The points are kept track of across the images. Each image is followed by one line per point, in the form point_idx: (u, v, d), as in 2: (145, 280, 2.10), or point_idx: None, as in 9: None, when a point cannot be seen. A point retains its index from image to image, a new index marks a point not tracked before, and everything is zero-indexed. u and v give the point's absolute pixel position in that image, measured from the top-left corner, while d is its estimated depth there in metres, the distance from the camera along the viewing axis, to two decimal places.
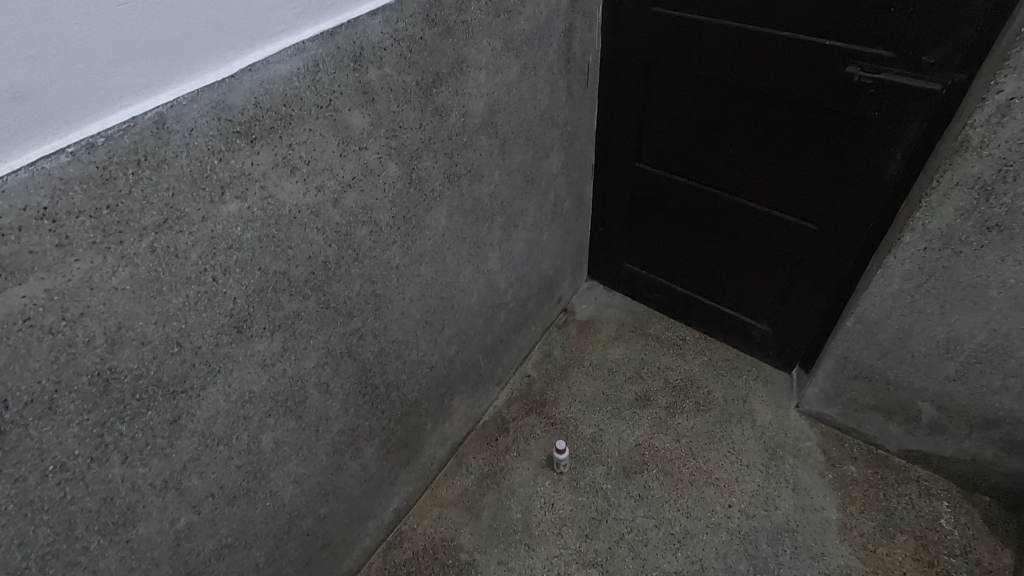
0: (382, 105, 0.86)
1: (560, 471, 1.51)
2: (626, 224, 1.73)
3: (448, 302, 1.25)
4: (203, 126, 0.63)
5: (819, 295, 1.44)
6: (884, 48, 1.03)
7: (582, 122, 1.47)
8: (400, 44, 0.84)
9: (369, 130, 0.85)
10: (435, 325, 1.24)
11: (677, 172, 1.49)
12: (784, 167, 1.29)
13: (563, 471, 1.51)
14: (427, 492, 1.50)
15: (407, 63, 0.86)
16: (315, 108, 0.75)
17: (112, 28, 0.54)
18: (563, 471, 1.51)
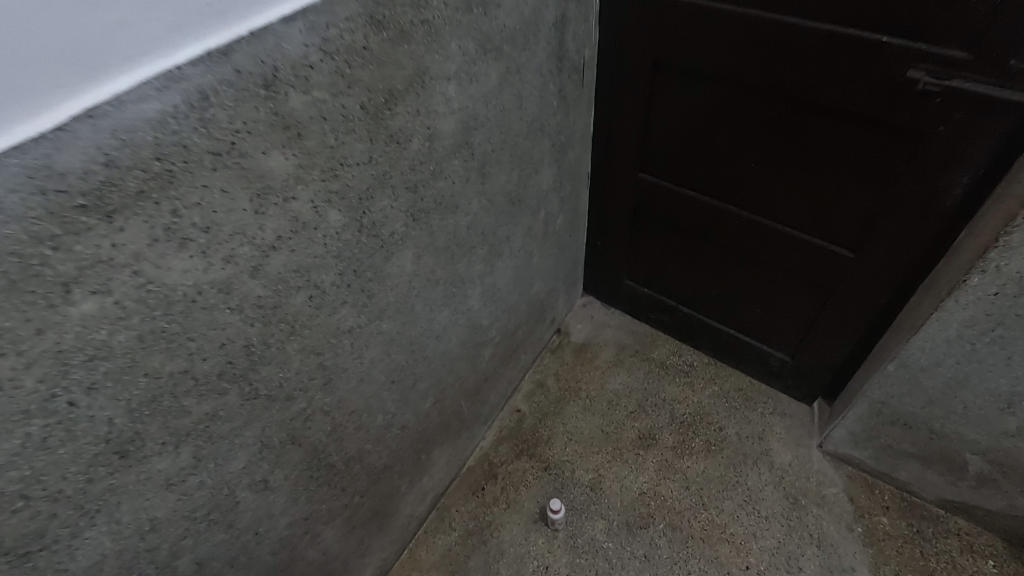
0: (313, 140, 0.64)
1: (556, 527, 1.34)
2: (626, 239, 1.52)
3: (420, 354, 1.05)
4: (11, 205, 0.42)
5: (849, 328, 1.25)
6: (959, 48, 0.82)
7: (576, 128, 1.26)
8: (333, 58, 0.62)
9: (297, 174, 0.64)
10: (404, 382, 1.04)
11: (687, 184, 1.28)
12: (818, 185, 1.09)
13: (559, 527, 1.34)
14: (405, 555, 1.33)
15: (345, 79, 0.64)
16: (208, 155, 0.54)
17: None
18: (559, 527, 1.34)
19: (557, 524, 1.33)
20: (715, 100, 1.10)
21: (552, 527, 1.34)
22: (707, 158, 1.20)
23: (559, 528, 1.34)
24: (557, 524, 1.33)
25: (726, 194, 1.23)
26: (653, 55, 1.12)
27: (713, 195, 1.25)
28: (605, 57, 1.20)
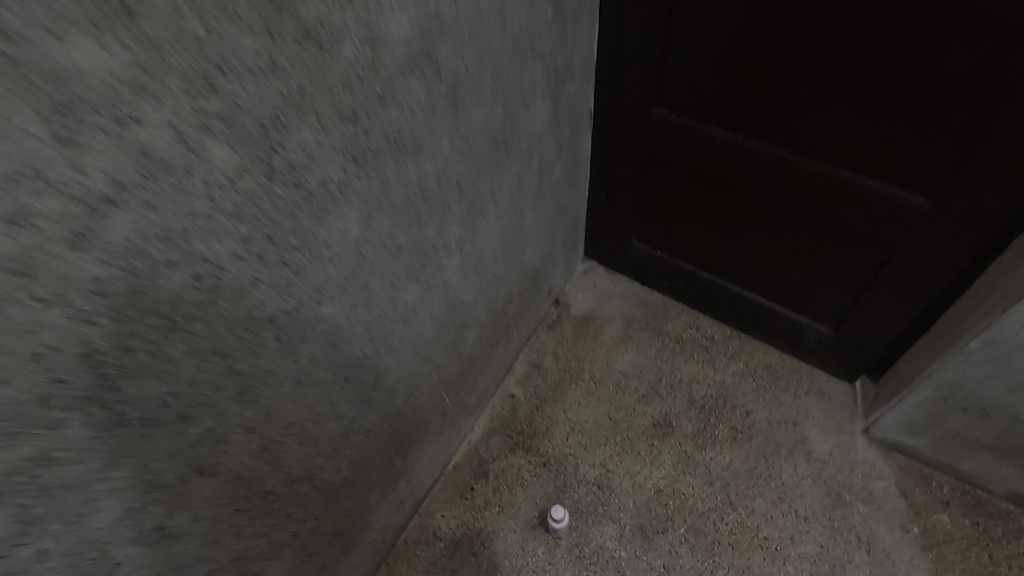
0: (157, 21, 0.39)
1: (558, 533, 1.15)
2: (636, 194, 1.28)
3: (382, 342, 0.82)
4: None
5: (912, 295, 1.03)
6: None
7: (575, 51, 1.00)
8: None
9: (134, 78, 0.40)
10: (362, 379, 0.82)
11: (714, 122, 1.04)
12: (895, 112, 0.84)
13: (561, 533, 1.15)
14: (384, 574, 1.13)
15: None
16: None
17: None
18: (561, 534, 1.15)
19: (559, 530, 1.14)
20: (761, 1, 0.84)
21: (554, 535, 1.15)
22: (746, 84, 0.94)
23: (561, 535, 1.15)
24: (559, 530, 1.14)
25: (767, 130, 0.98)
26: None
27: (750, 133, 1.00)
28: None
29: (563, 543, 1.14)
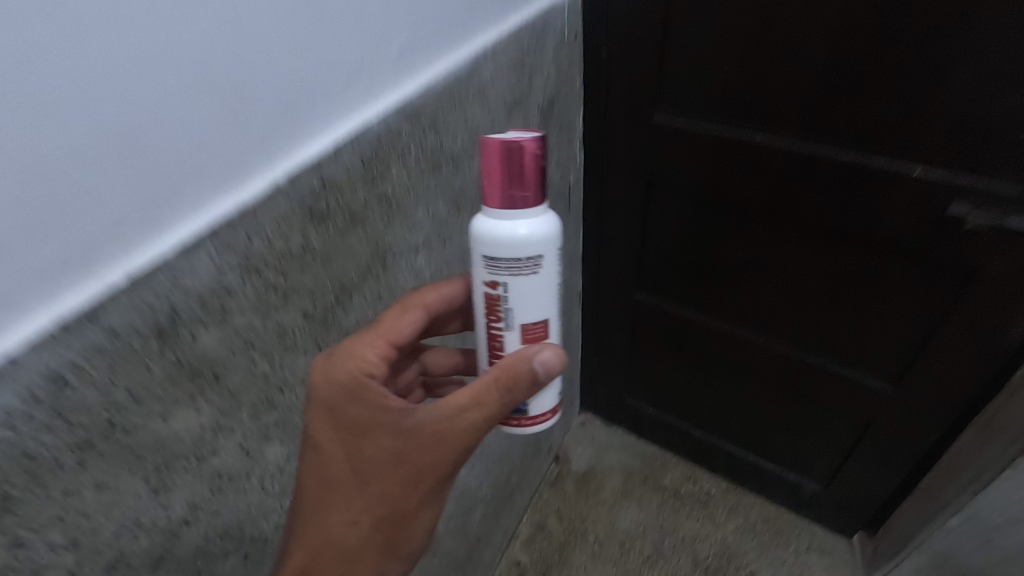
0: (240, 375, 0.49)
1: (507, 321, 0.50)
2: (626, 344, 1.33)
3: None
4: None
5: (888, 470, 1.10)
6: (1007, 181, 0.70)
7: (566, 254, 1.12)
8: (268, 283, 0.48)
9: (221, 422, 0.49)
10: None
11: (684, 308, 1.15)
12: (842, 312, 0.95)
13: (513, 286, 0.49)
14: None
15: (278, 293, 0.50)
16: (103, 416, 0.39)
17: None
18: (509, 305, 0.49)
19: (498, 259, 0.48)
20: (736, 172, 0.90)
21: (486, 286, 0.50)
22: (723, 193, 0.94)
23: (509, 289, 0.49)
24: (498, 257, 0.48)
25: (745, 292, 1.04)
26: (667, 120, 0.92)
27: (736, 291, 1.05)
28: (590, 139, 1.03)
29: (536, 409, 0.54)
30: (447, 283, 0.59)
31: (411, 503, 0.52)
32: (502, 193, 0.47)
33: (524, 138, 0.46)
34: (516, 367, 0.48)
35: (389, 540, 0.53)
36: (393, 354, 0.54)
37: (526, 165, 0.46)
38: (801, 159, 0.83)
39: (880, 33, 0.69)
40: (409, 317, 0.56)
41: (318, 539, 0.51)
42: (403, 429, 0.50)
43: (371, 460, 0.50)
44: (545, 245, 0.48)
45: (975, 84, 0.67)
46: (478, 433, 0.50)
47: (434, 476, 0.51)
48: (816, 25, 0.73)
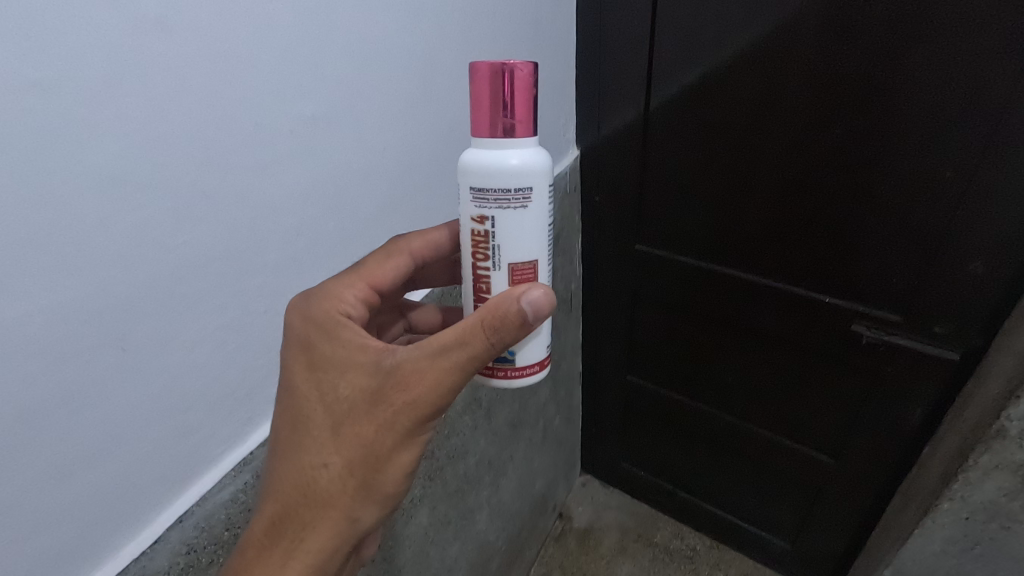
0: None
1: (494, 260, 0.52)
2: (619, 417, 1.57)
3: None
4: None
5: (840, 527, 1.31)
6: (888, 310, 0.98)
7: (568, 343, 1.37)
8: None
9: None
10: None
11: (667, 389, 1.40)
12: (789, 398, 1.20)
13: (501, 220, 0.50)
14: None
15: None
16: None
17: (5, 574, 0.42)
18: (496, 240, 0.51)
19: (485, 189, 0.49)
20: (699, 290, 1.18)
21: (473, 222, 0.51)
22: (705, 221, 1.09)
23: (496, 225, 0.50)
24: (485, 186, 0.49)
25: (712, 380, 1.29)
26: (645, 251, 1.21)
27: (706, 377, 1.30)
28: (588, 258, 1.31)
29: (524, 359, 0.53)
30: (435, 229, 0.62)
31: (389, 442, 0.50)
32: (492, 122, 0.48)
33: (512, 66, 0.47)
34: (505, 308, 0.48)
35: (365, 482, 0.50)
36: (372, 297, 0.58)
37: (515, 93, 0.47)
38: (744, 286, 1.11)
39: (789, 205, 0.98)
40: (394, 261, 0.60)
41: (290, 484, 0.50)
42: (382, 367, 0.50)
43: (345, 398, 0.50)
44: (533, 176, 0.49)
45: (880, 195, 0.89)
46: (464, 374, 0.49)
47: (414, 415, 0.49)
48: (777, 97, 0.91)
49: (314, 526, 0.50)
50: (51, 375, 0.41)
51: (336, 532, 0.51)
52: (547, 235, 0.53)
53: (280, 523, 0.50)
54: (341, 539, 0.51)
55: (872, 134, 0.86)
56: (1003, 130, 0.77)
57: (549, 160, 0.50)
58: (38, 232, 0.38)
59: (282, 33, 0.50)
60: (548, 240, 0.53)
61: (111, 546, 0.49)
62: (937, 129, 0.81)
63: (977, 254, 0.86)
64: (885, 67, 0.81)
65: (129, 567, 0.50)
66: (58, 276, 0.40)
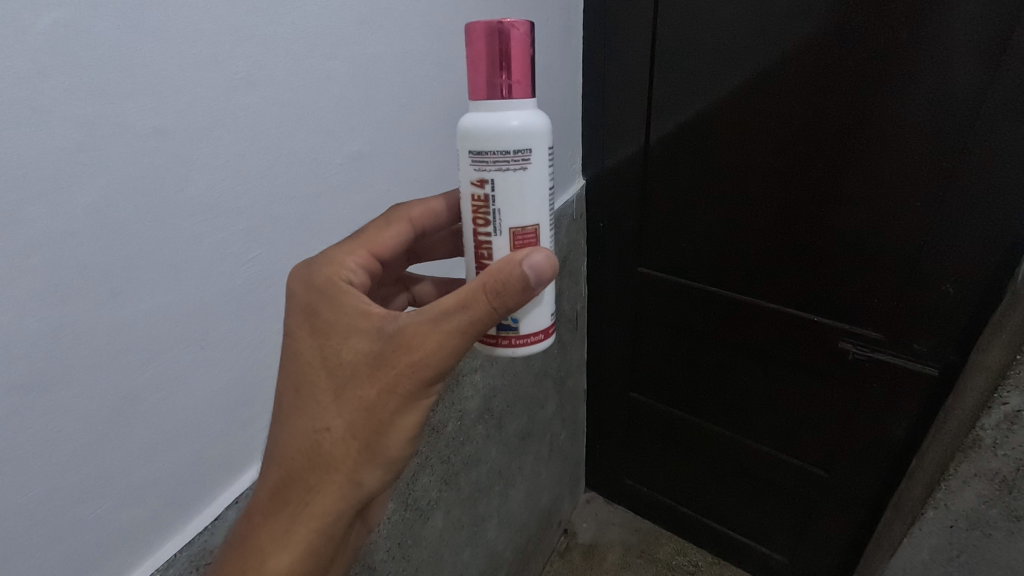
0: None
1: (495, 225, 0.53)
2: (622, 433, 1.63)
3: None
4: (178, 560, 0.55)
5: (836, 540, 1.36)
6: (872, 328, 1.06)
7: (573, 361, 1.45)
8: None
9: None
10: None
11: (668, 406, 1.47)
12: (784, 413, 1.27)
13: (501, 184, 0.51)
14: None
15: None
16: None
17: (107, 534, 0.49)
18: (495, 203, 0.52)
19: (485, 152, 0.50)
20: (696, 309, 1.26)
21: (474, 186, 0.53)
22: (702, 236, 1.17)
23: (496, 186, 0.52)
24: (485, 147, 0.50)
25: (710, 396, 1.36)
26: (646, 272, 1.29)
27: (705, 393, 1.37)
28: (592, 280, 1.39)
29: (527, 326, 0.56)
30: (436, 198, 0.65)
31: (391, 405, 0.52)
32: (490, 82, 0.50)
33: (509, 26, 0.48)
34: (507, 272, 0.49)
35: (367, 446, 0.52)
36: (374, 265, 0.61)
37: (512, 53, 0.48)
38: (739, 305, 1.19)
39: (778, 231, 1.07)
40: (394, 229, 0.62)
41: (295, 448, 0.53)
42: (385, 332, 0.52)
43: (348, 363, 0.52)
44: (532, 137, 0.51)
45: (863, 212, 0.97)
46: (465, 338, 0.50)
47: (417, 378, 0.51)
48: (768, 123, 0.99)
49: (320, 489, 0.53)
50: (149, 366, 0.48)
51: (341, 495, 0.53)
52: (546, 199, 0.54)
53: (287, 486, 0.53)
54: (346, 501, 0.53)
55: (854, 156, 0.94)
56: (965, 166, 0.86)
57: (547, 121, 0.51)
58: (150, 246, 0.46)
59: (336, 83, 0.60)
60: (549, 204, 0.55)
61: (182, 520, 0.56)
62: (908, 164, 0.90)
63: (949, 277, 0.94)
64: (860, 108, 0.90)
65: (194, 541, 0.56)
66: (161, 283, 0.48)
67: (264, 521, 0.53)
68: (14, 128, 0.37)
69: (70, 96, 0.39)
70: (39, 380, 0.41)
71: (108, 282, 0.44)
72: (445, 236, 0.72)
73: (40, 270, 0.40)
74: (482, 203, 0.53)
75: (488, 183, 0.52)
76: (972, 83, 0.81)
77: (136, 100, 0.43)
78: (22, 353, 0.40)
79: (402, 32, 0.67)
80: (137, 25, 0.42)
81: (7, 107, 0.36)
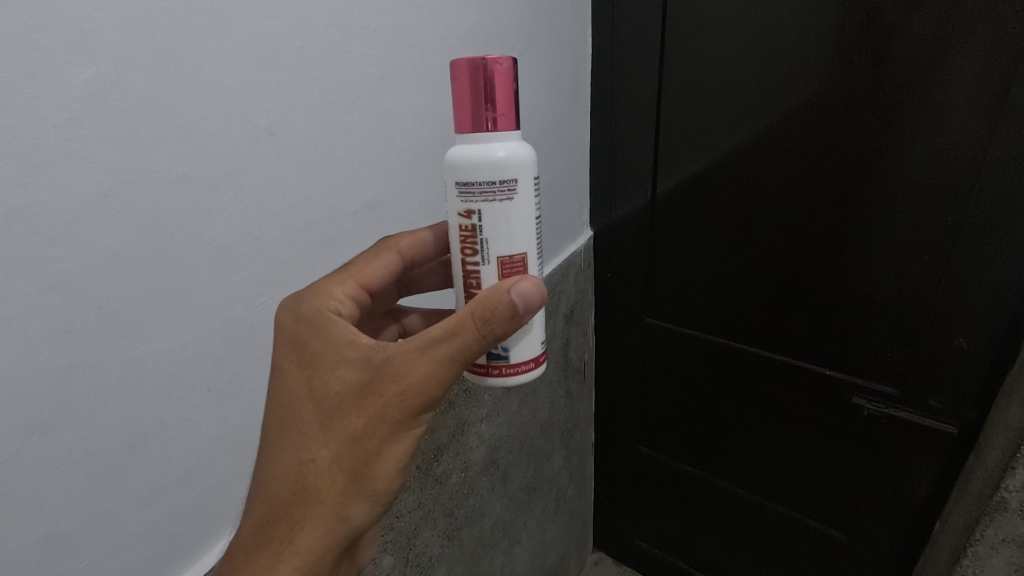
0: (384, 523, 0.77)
1: (483, 255, 0.54)
2: (632, 491, 1.57)
3: None
4: None
5: None
6: (886, 384, 1.04)
7: (580, 412, 1.42)
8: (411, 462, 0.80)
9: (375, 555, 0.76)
10: None
11: (677, 460, 1.43)
12: (797, 469, 1.22)
13: (487, 214, 0.53)
14: None
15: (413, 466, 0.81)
16: None
17: None
18: (482, 233, 0.54)
19: (470, 183, 0.52)
20: (706, 362, 1.24)
21: (461, 216, 0.54)
22: (709, 285, 1.17)
23: (482, 216, 0.53)
24: (470, 179, 0.52)
25: (721, 451, 1.32)
26: (655, 322, 1.29)
27: (716, 447, 1.33)
28: (600, 329, 1.39)
29: (519, 355, 0.56)
30: (422, 229, 0.66)
31: (378, 435, 0.52)
32: (475, 115, 0.51)
33: (492, 61, 0.50)
34: (496, 299, 0.49)
35: (354, 478, 0.52)
36: (361, 296, 0.61)
37: (495, 87, 0.50)
38: (748, 359, 1.18)
39: (784, 284, 1.07)
40: (382, 260, 0.63)
41: (280, 482, 0.52)
42: (373, 361, 0.52)
43: (336, 393, 0.53)
44: (516, 166, 0.52)
45: (869, 263, 0.98)
46: (454, 366, 0.50)
47: (404, 407, 0.51)
48: (772, 176, 1.01)
49: (305, 524, 0.52)
50: (156, 408, 0.49)
51: (326, 531, 0.52)
52: (534, 229, 0.55)
53: (270, 523, 0.52)
54: (332, 538, 0.52)
55: (858, 209, 0.95)
56: (971, 222, 0.86)
57: (531, 151, 0.53)
58: (165, 290, 0.47)
59: (354, 135, 0.63)
60: (536, 234, 0.56)
61: (176, 568, 0.55)
62: (915, 219, 0.91)
63: (962, 332, 0.93)
64: (861, 166, 0.92)
65: None
66: (173, 326, 0.49)
67: (244, 562, 0.52)
68: (45, 173, 0.39)
69: (101, 144, 0.41)
70: (48, 420, 0.42)
71: (121, 323, 0.45)
72: (434, 267, 0.73)
73: (60, 309, 0.41)
74: (467, 231, 0.54)
75: (472, 209, 0.53)
76: (972, 142, 0.83)
77: (161, 151, 0.45)
78: (34, 392, 0.40)
79: (418, 90, 0.71)
80: (168, 78, 0.44)
81: (41, 153, 0.38)
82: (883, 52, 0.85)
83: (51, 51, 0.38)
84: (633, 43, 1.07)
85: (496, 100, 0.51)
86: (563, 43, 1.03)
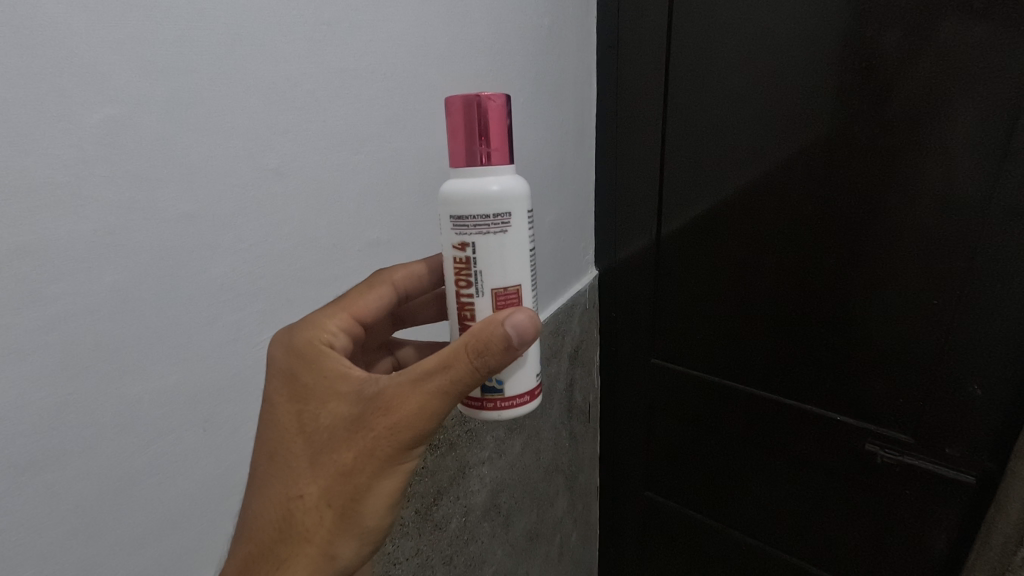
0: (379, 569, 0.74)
1: (477, 287, 0.54)
2: (639, 539, 1.52)
3: None
4: None
5: None
6: (897, 429, 1.02)
7: (584, 455, 1.39)
8: (410, 504, 0.78)
9: None
10: None
11: (684, 506, 1.38)
12: (808, 518, 1.18)
13: (480, 246, 0.53)
14: None
15: (412, 508, 0.79)
16: None
17: None
18: (476, 266, 0.54)
19: (465, 216, 0.52)
20: (711, 404, 1.23)
21: (455, 249, 0.55)
22: (713, 326, 1.16)
23: (476, 249, 0.53)
24: (465, 213, 0.52)
25: (730, 497, 1.28)
26: (660, 363, 1.28)
27: (724, 493, 1.29)
28: (605, 370, 1.38)
29: (513, 389, 0.56)
30: (418, 262, 0.66)
31: (369, 470, 0.51)
32: (469, 151, 0.52)
33: (486, 99, 0.52)
34: (489, 332, 0.49)
35: (343, 515, 0.51)
36: (355, 328, 0.61)
37: (489, 123, 0.52)
38: (755, 402, 1.16)
39: (790, 325, 1.07)
40: (377, 292, 0.63)
41: (266, 519, 0.51)
42: (364, 395, 0.51)
43: (327, 428, 0.52)
44: (509, 200, 0.53)
45: (875, 305, 0.97)
46: (446, 400, 0.50)
47: (395, 441, 0.50)
48: (776, 217, 1.02)
49: (292, 564, 0.50)
50: (152, 445, 0.48)
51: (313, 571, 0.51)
52: (529, 261, 0.56)
53: (254, 563, 0.51)
54: None
55: (862, 251, 0.95)
56: (978, 267, 0.86)
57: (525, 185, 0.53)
58: (167, 324, 0.48)
59: (361, 175, 0.64)
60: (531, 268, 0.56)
61: None
62: (921, 262, 0.91)
63: (974, 378, 0.91)
64: (864, 209, 0.93)
65: None
66: (172, 361, 0.48)
67: None
68: (55, 209, 0.39)
69: (109, 181, 0.42)
70: (40, 457, 0.41)
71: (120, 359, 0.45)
72: (430, 300, 0.73)
73: (59, 345, 0.41)
74: (460, 262, 0.54)
75: (466, 242, 0.53)
76: (975, 189, 0.83)
77: (171, 186, 0.46)
78: (26, 429, 0.40)
79: (424, 133, 0.72)
80: (181, 119, 0.46)
81: (54, 190, 0.39)
82: (883, 99, 0.87)
83: (67, 92, 0.39)
84: (636, 89, 1.10)
85: (489, 136, 0.52)
86: (569, 89, 1.06)
